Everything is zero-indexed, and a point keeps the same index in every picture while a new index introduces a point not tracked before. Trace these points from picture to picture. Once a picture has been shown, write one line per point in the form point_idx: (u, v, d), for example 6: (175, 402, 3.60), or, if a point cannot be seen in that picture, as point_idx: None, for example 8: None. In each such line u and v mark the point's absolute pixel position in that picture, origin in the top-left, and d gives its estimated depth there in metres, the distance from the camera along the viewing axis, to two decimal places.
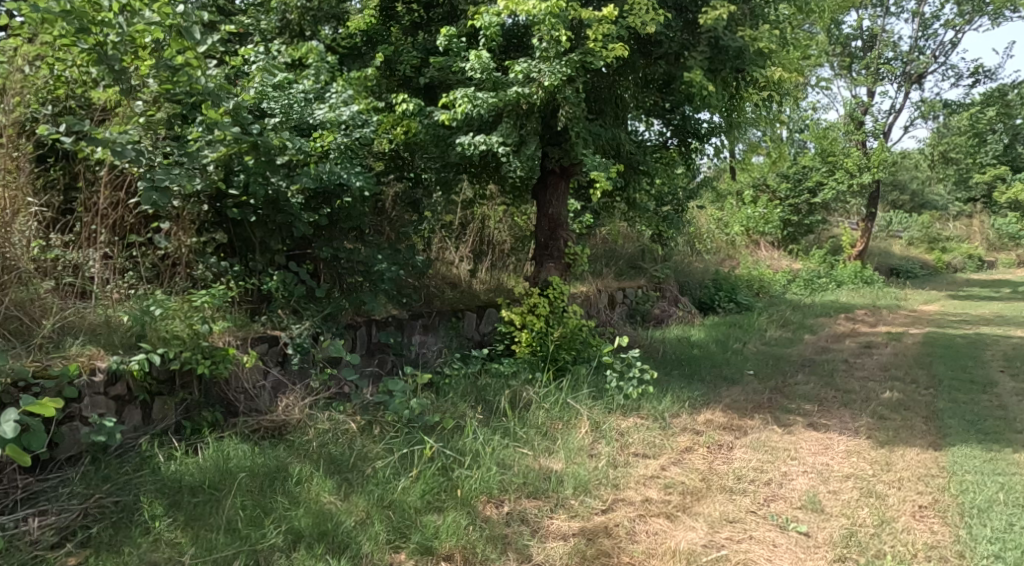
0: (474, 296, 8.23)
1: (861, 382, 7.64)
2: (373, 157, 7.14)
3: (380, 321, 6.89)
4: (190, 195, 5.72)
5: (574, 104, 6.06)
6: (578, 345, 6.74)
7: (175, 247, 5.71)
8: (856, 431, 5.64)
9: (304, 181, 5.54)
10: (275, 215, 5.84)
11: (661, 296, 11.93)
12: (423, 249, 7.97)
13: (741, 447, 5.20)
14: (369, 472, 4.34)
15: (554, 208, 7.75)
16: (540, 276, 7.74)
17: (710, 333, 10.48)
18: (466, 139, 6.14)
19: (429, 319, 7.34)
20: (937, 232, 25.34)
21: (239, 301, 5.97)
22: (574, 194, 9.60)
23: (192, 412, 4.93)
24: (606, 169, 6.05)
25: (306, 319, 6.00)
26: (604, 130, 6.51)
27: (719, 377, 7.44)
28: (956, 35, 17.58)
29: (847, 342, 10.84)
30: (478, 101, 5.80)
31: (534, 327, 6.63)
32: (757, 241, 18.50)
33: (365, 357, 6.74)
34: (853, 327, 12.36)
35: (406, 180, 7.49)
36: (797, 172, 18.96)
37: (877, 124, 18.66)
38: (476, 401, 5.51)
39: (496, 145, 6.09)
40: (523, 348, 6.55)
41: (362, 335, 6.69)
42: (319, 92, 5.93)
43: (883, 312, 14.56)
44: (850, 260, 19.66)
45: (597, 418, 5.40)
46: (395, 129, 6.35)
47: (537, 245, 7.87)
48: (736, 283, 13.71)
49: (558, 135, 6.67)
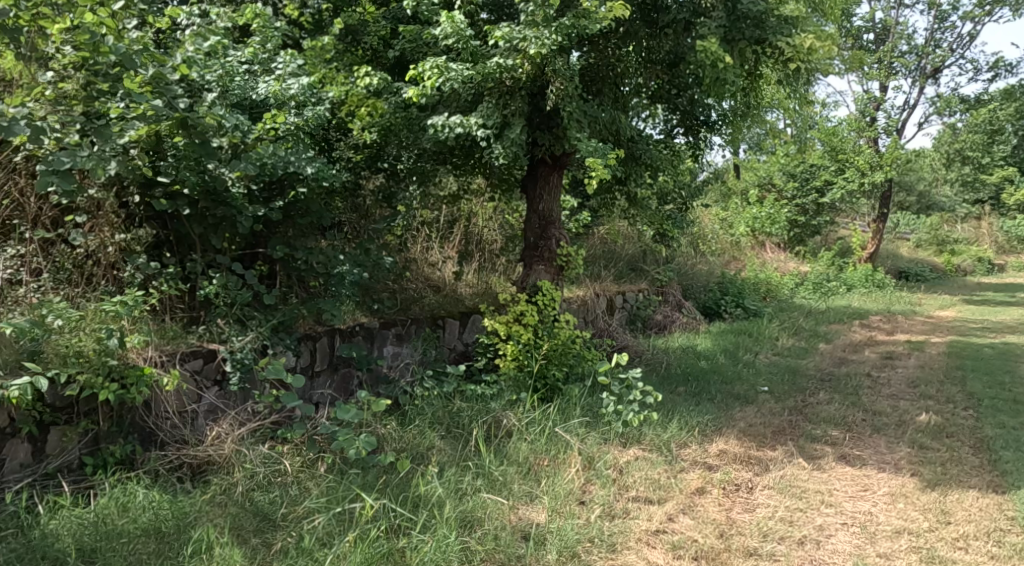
0: (456, 302, 7.37)
1: (891, 402, 6.77)
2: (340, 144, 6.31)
3: (345, 331, 6.06)
4: (115, 184, 4.89)
5: (566, 78, 5.21)
6: (570, 360, 5.90)
7: (97, 245, 4.89)
8: (897, 466, 4.79)
9: (245, 166, 4.68)
10: (214, 207, 5.00)
11: (663, 300, 11.06)
12: (399, 248, 7.12)
13: (763, 488, 4.34)
14: (297, 538, 3.52)
15: (545, 204, 6.88)
16: (529, 281, 6.87)
17: (718, 342, 9.61)
18: (439, 121, 5.30)
19: (403, 328, 6.50)
20: (947, 234, 24.52)
21: (174, 308, 5.12)
22: (570, 190, 8.78)
23: (99, 445, 4.10)
24: (605, 156, 5.19)
25: (253, 330, 5.15)
26: (602, 112, 5.64)
27: (731, 395, 6.58)
28: (975, 28, 16.73)
29: (866, 352, 9.95)
30: (453, 73, 4.95)
31: (520, 338, 5.78)
32: (762, 243, 17.71)
33: (325, 373, 5.90)
34: (871, 335, 11.49)
35: (379, 171, 6.59)
36: (804, 171, 17.94)
37: (891, 120, 17.76)
38: (447, 433, 4.65)
39: (474, 127, 5.26)
40: (507, 363, 5.70)
41: (323, 347, 5.87)
42: (266, 63, 5.12)
43: (899, 319, 13.68)
44: (861, 262, 18.82)
45: (591, 451, 4.55)
46: (360, 109, 5.36)
47: (526, 245, 7.00)
48: (743, 287, 12.83)
49: (549, 119, 5.82)
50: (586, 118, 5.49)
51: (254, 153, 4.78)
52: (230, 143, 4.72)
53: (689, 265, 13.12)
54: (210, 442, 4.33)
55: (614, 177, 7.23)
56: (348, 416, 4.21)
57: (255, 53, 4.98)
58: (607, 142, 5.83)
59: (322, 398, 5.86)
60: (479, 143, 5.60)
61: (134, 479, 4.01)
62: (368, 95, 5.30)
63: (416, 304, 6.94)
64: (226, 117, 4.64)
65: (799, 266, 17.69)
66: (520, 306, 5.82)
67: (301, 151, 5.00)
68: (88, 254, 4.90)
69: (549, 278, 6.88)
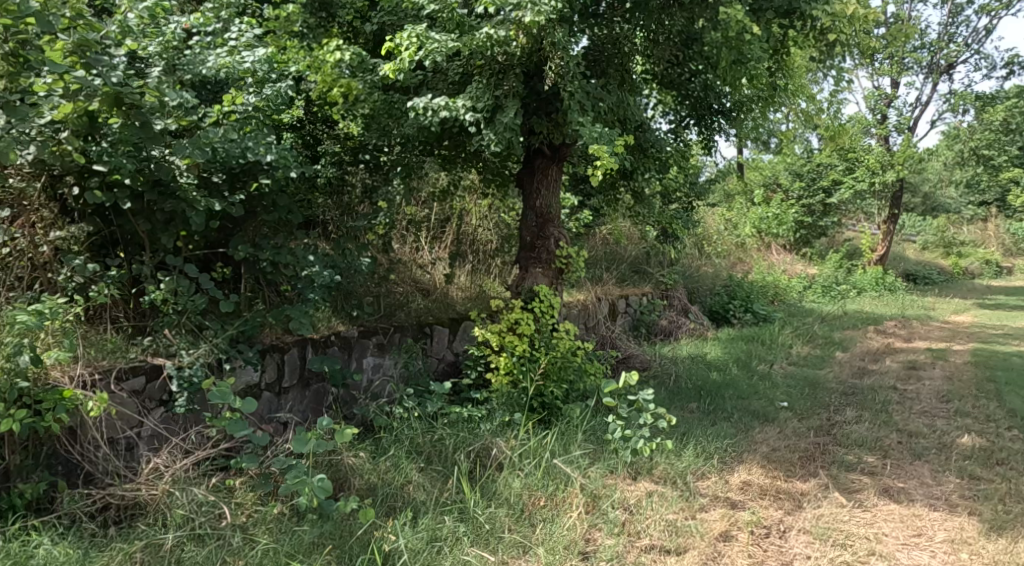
0: (445, 307, 6.73)
1: (926, 419, 6.11)
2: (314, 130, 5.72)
3: (318, 341, 5.45)
4: (46, 174, 4.27)
5: (568, 54, 4.57)
6: (570, 376, 5.29)
7: (27, 243, 4.28)
8: (948, 501, 4.19)
9: (194, 153, 4.02)
10: (161, 201, 4.37)
11: (668, 305, 10.40)
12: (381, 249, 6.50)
13: (799, 533, 3.78)
14: None
15: (544, 200, 6.21)
16: (525, 285, 6.20)
17: (728, 351, 8.96)
18: (421, 101, 4.64)
19: (384, 337, 5.88)
20: (955, 237, 23.86)
21: (116, 316, 4.50)
22: (571, 189, 8.18)
23: (11, 483, 3.49)
24: (612, 142, 4.54)
25: (207, 342, 4.52)
26: (609, 94, 4.99)
27: (748, 414, 5.95)
28: (991, 22, 16.11)
29: (887, 362, 9.27)
30: (436, 44, 4.30)
31: (515, 350, 5.22)
32: (768, 244, 17.08)
33: (295, 389, 5.27)
34: (889, 343, 10.84)
35: (359, 163, 5.95)
36: (811, 170, 17.28)
37: (903, 118, 17.04)
38: (428, 464, 4.04)
39: (462, 111, 4.60)
40: (500, 378, 5.14)
41: (292, 359, 5.24)
42: (220, 33, 4.47)
43: (915, 324, 13.04)
44: (871, 265, 18.15)
45: (596, 486, 3.95)
46: (331, 91, 4.70)
47: (521, 244, 6.33)
48: (751, 291, 12.17)
49: (548, 102, 5.16)
50: (591, 99, 4.83)
51: (203, 135, 4.12)
52: (177, 125, 4.10)
53: (694, 268, 12.48)
54: (143, 479, 3.69)
55: (620, 171, 6.61)
56: (306, 449, 3.57)
57: (207, 21, 4.34)
58: (614, 129, 5.17)
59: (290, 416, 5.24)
60: (469, 130, 4.96)
61: (49, 527, 3.41)
62: (338, 71, 4.61)
63: (400, 311, 6.32)
64: (169, 94, 4.01)
65: (807, 268, 17.05)
66: (515, 314, 5.29)
67: (263, 134, 4.35)
68: (16, 254, 4.28)
69: (547, 282, 6.20)
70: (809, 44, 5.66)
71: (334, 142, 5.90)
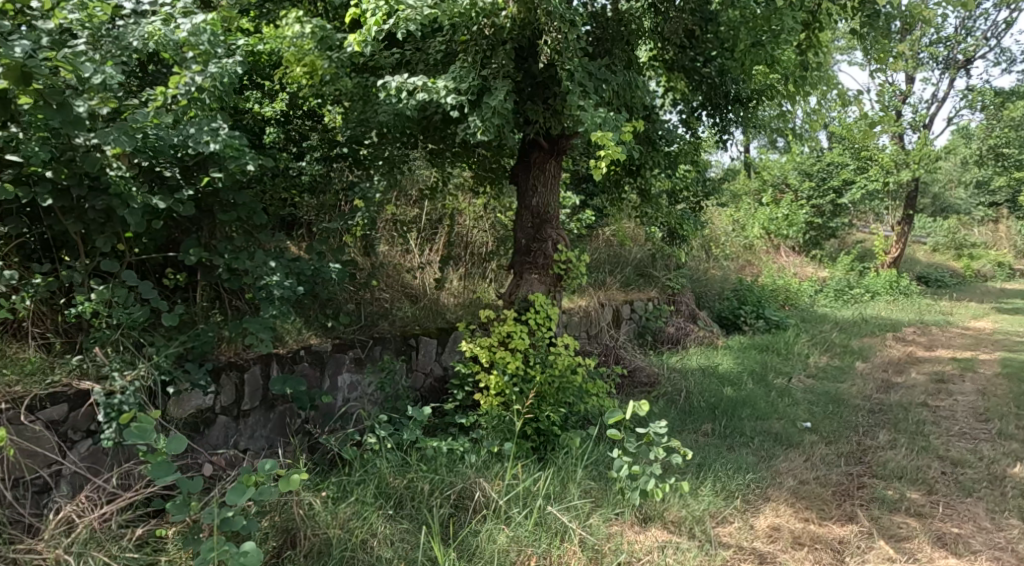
0: (433, 315, 6.10)
1: (969, 444, 5.49)
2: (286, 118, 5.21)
3: (284, 358, 4.89)
4: None
5: (566, 24, 3.93)
6: (570, 398, 4.68)
7: None
8: (1016, 554, 3.74)
9: (121, 141, 3.45)
10: (90, 197, 3.76)
11: (675, 310, 9.73)
12: (361, 253, 5.88)
13: None
14: None
15: (540, 198, 5.58)
16: (519, 293, 5.57)
17: (741, 360, 8.35)
18: (397, 80, 4.08)
19: (362, 351, 5.32)
20: (968, 237, 23.16)
21: (44, 333, 3.89)
22: (573, 188, 7.60)
23: None
24: (618, 129, 3.91)
25: (147, 361, 3.90)
26: (616, 73, 4.39)
27: (768, 437, 5.33)
28: (1012, 14, 15.42)
29: (913, 373, 8.62)
30: (409, 10, 3.77)
31: (505, 367, 4.62)
32: (776, 246, 16.45)
33: (258, 411, 4.66)
34: (910, 351, 10.19)
35: (337, 156, 5.37)
36: (822, 169, 16.58)
37: (919, 115, 16.29)
38: (399, 512, 3.52)
39: (443, 94, 4.00)
40: (489, 399, 4.56)
41: (252, 378, 4.63)
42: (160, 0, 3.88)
43: (934, 330, 12.39)
44: (884, 267, 17.50)
45: (600, 542, 3.44)
46: (294, 70, 4.19)
47: (516, 248, 5.69)
48: (762, 295, 11.52)
49: (544, 83, 4.56)
50: (596, 80, 4.22)
51: (130, 120, 3.53)
52: (103, 107, 3.50)
53: (701, 271, 11.82)
54: (46, 537, 3.18)
55: (626, 165, 6.05)
56: (244, 499, 2.95)
57: None
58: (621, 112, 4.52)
59: (252, 442, 4.63)
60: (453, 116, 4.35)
61: None
62: (305, 48, 4.11)
63: (382, 321, 5.71)
64: (88, 69, 3.39)
65: (817, 271, 16.38)
66: (507, 326, 4.75)
67: (208, 119, 3.76)
68: None
69: (544, 290, 5.55)
70: (845, 13, 5.14)
71: (307, 131, 5.35)
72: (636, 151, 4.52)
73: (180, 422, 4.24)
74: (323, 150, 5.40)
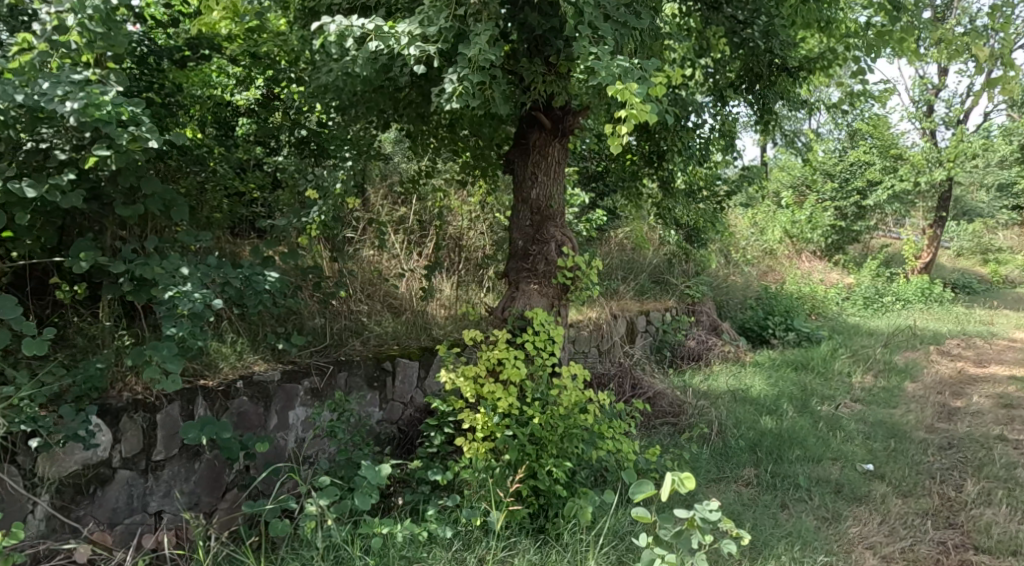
0: (415, 333, 5.03)
1: None
2: (252, 113, 4.56)
3: (214, 392, 3.84)
4: None
5: None
6: (577, 447, 3.61)
7: None
8: None
9: None
10: None
11: (695, 322, 8.62)
12: (326, 257, 4.86)
13: None
14: None
15: (541, 188, 4.52)
16: (515, 307, 4.51)
17: (775, 381, 7.28)
18: (339, 23, 3.06)
19: (320, 380, 4.27)
20: (999, 241, 21.83)
21: None
22: (583, 183, 6.59)
23: None
24: (645, 80, 2.84)
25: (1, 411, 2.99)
26: (640, 16, 3.32)
27: (827, 489, 4.27)
28: None
29: (975, 396, 7.47)
30: None
31: (494, 404, 3.62)
32: (798, 250, 15.34)
33: (174, 461, 3.60)
34: (963, 368, 9.02)
35: (303, 147, 4.51)
36: (848, 168, 15.45)
37: (954, 109, 15.05)
38: None
39: (405, 44, 3.03)
40: (474, 447, 3.52)
41: (168, 421, 3.59)
42: None
43: (980, 343, 11.21)
44: (915, 273, 16.32)
45: None
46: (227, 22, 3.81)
47: (512, 251, 4.63)
48: (791, 305, 10.37)
49: (543, 35, 3.57)
50: (615, 24, 3.16)
51: None
52: None
53: (721, 278, 10.72)
54: None
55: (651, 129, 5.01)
56: None
57: None
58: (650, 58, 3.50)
59: (168, 503, 3.59)
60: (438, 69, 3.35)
61: None
62: None
63: (351, 340, 4.65)
64: None
65: (843, 277, 15.28)
66: (497, 352, 3.71)
67: (67, 71, 2.94)
68: None
69: (545, 304, 4.49)
70: None
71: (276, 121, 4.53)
72: (670, 118, 3.44)
73: (58, 483, 3.29)
74: (287, 141, 4.52)
